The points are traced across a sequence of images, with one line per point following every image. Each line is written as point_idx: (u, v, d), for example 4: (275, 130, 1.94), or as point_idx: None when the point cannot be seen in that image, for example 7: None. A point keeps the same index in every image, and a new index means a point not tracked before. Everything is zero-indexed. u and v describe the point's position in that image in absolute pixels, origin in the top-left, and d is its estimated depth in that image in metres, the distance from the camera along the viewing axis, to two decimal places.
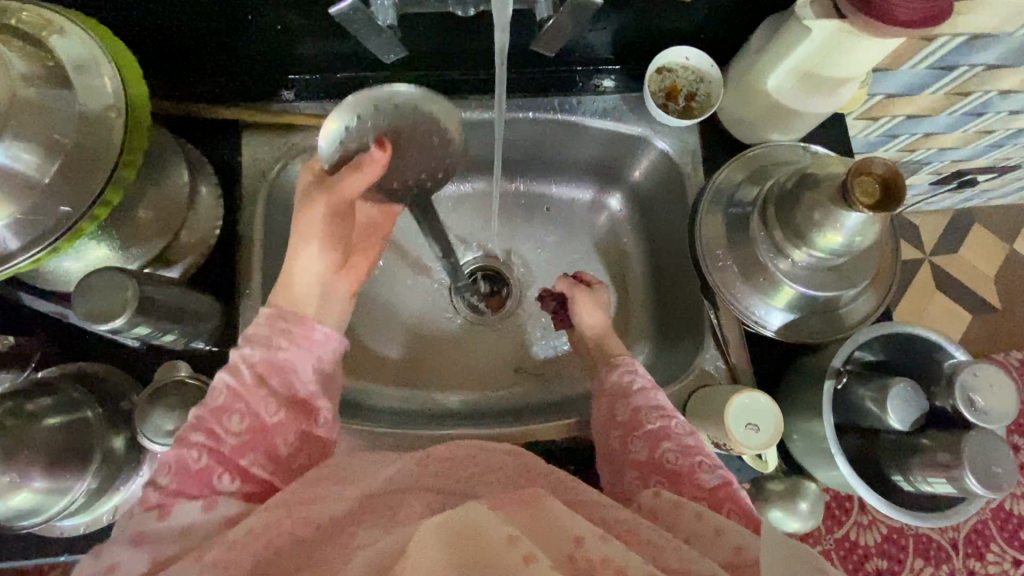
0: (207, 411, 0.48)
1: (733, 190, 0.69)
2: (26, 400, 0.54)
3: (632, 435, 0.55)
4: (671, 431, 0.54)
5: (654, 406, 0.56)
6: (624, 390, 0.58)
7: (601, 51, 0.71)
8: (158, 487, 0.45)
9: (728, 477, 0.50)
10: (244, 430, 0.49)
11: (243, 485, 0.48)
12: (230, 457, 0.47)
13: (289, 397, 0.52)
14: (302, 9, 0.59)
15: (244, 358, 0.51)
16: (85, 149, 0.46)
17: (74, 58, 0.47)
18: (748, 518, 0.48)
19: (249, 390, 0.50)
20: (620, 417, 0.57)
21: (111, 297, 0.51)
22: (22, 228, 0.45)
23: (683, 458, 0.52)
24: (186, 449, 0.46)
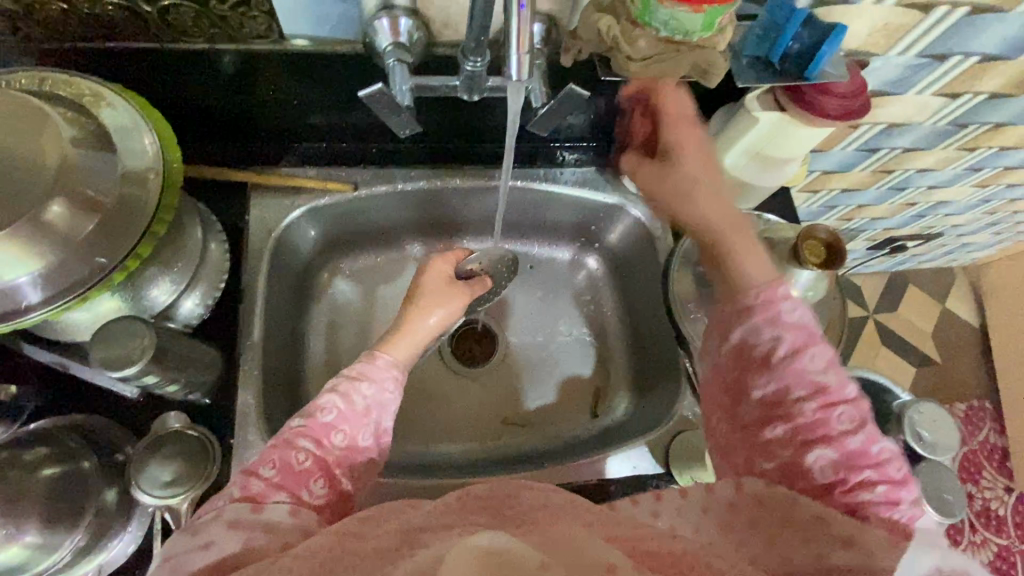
0: (316, 423, 0.52)
1: (699, 251, 0.77)
2: (23, 450, 0.54)
3: (779, 424, 0.49)
4: (833, 427, 0.47)
5: (810, 389, 0.49)
6: (766, 357, 0.51)
7: (580, 131, 0.80)
8: (261, 477, 0.48)
9: (891, 495, 0.46)
10: (344, 447, 0.52)
11: (328, 493, 0.50)
12: (329, 465, 0.50)
13: (379, 427, 0.55)
14: (318, 88, 0.66)
15: (361, 390, 0.55)
16: (123, 207, 0.52)
17: (119, 125, 0.54)
18: (899, 529, 0.45)
19: (354, 415, 0.54)
20: (762, 391, 0.51)
21: (126, 345, 0.53)
22: (46, 280, 0.49)
23: (841, 471, 0.47)
24: (293, 451, 0.50)
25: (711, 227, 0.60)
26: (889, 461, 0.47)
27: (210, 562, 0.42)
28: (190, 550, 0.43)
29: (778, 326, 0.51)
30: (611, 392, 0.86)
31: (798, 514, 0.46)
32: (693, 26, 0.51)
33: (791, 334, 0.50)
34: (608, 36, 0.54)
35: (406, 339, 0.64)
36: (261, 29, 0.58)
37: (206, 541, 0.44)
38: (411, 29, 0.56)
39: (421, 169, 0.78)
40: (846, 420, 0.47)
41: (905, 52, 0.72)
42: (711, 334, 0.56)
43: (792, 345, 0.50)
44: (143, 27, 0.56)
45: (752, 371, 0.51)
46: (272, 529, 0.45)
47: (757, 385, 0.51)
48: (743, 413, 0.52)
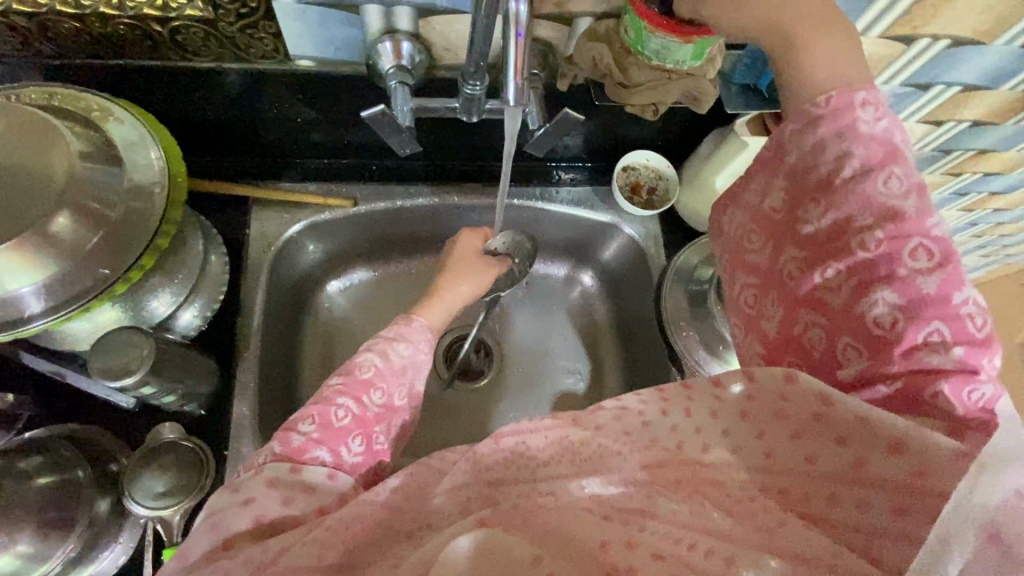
0: (354, 380, 0.56)
1: (691, 270, 0.79)
2: (16, 458, 0.54)
3: (829, 266, 0.47)
4: (903, 268, 0.44)
5: (880, 215, 0.45)
6: (825, 182, 0.48)
7: (575, 151, 0.83)
8: (301, 432, 0.52)
9: (970, 358, 0.41)
10: (381, 405, 0.56)
11: (365, 451, 0.54)
12: (367, 423, 0.55)
13: (411, 391, 0.60)
14: (321, 106, 0.68)
15: (395, 349, 0.60)
16: (129, 220, 0.53)
17: (126, 140, 0.56)
18: (969, 402, 0.41)
19: (390, 375, 0.58)
20: (815, 224, 0.48)
21: (125, 355, 0.54)
22: (49, 291, 0.50)
23: (907, 326, 0.43)
24: (332, 407, 0.54)
25: (784, 26, 0.49)
26: (971, 314, 0.42)
27: (252, 523, 0.46)
28: (233, 506, 0.47)
29: (879, 170, 0.46)
30: None
31: (833, 415, 0.41)
32: (682, 56, 0.53)
33: (866, 150, 0.47)
34: (601, 64, 0.56)
35: (434, 309, 0.69)
36: (268, 49, 0.60)
37: (247, 498, 0.47)
38: (413, 53, 0.58)
39: (421, 185, 0.80)
40: (923, 256, 0.44)
41: (888, 82, 0.75)
42: (769, 185, 0.52)
43: (867, 162, 0.46)
44: (153, 45, 0.58)
45: (807, 200, 0.49)
46: (311, 490, 0.49)
47: (810, 216, 0.48)
48: (788, 250, 0.50)
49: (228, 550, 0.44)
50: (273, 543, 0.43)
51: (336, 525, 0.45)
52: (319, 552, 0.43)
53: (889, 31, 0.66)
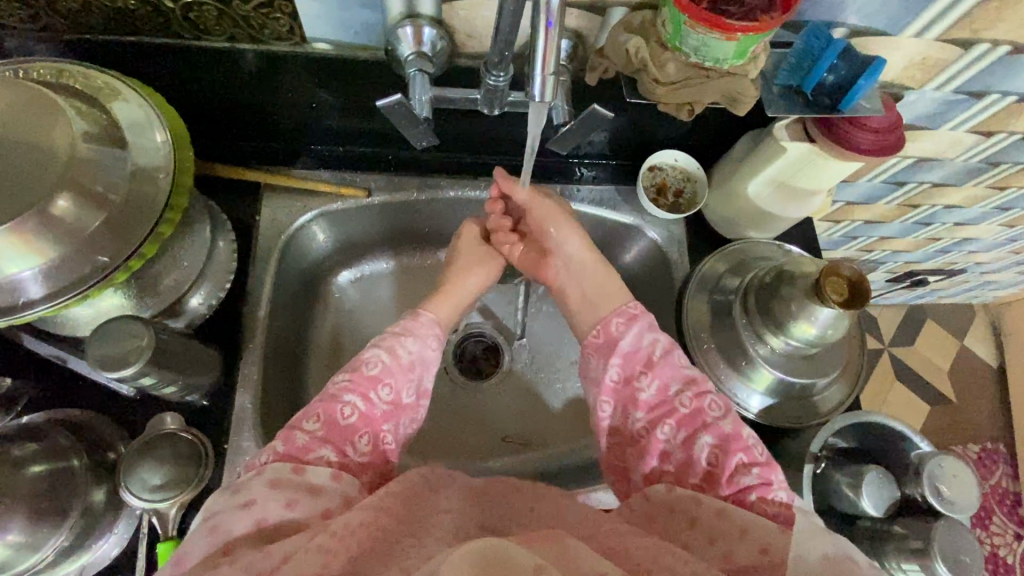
0: (362, 377, 0.55)
1: (716, 279, 0.75)
2: (11, 445, 0.53)
3: (664, 423, 0.55)
4: (704, 415, 0.54)
5: (683, 380, 0.57)
6: (648, 359, 0.59)
7: (600, 148, 0.79)
8: (306, 431, 0.50)
9: (765, 476, 0.51)
10: (390, 402, 0.55)
11: (371, 452, 0.53)
12: (374, 421, 0.54)
13: (419, 388, 0.59)
14: (337, 91, 0.65)
15: (403, 345, 0.58)
16: (131, 205, 0.51)
17: (131, 120, 0.53)
18: (777, 508, 0.49)
19: (398, 369, 0.57)
20: (647, 393, 0.57)
21: (124, 345, 0.53)
22: (49, 276, 0.48)
23: (722, 460, 0.52)
24: (338, 404, 0.53)
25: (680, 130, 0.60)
26: (757, 445, 0.53)
27: (252, 528, 0.44)
28: (231, 509, 0.45)
29: (634, 325, 0.62)
30: None
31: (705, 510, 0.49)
32: (724, 54, 0.49)
33: (665, 336, 0.61)
34: (636, 58, 0.52)
35: (445, 302, 0.68)
36: (283, 31, 0.57)
37: (246, 500, 0.45)
38: (434, 38, 0.55)
39: (438, 175, 0.77)
40: (716, 407, 0.55)
41: (941, 87, 0.70)
42: (595, 355, 0.62)
43: (671, 344, 0.59)
44: (164, 23, 0.56)
45: (638, 373, 0.58)
46: (316, 492, 0.47)
47: (642, 387, 0.57)
48: (632, 416, 0.58)
49: (228, 555, 0.43)
50: (277, 547, 0.42)
51: (339, 531, 0.44)
52: (324, 560, 0.42)
53: (948, 34, 0.61)
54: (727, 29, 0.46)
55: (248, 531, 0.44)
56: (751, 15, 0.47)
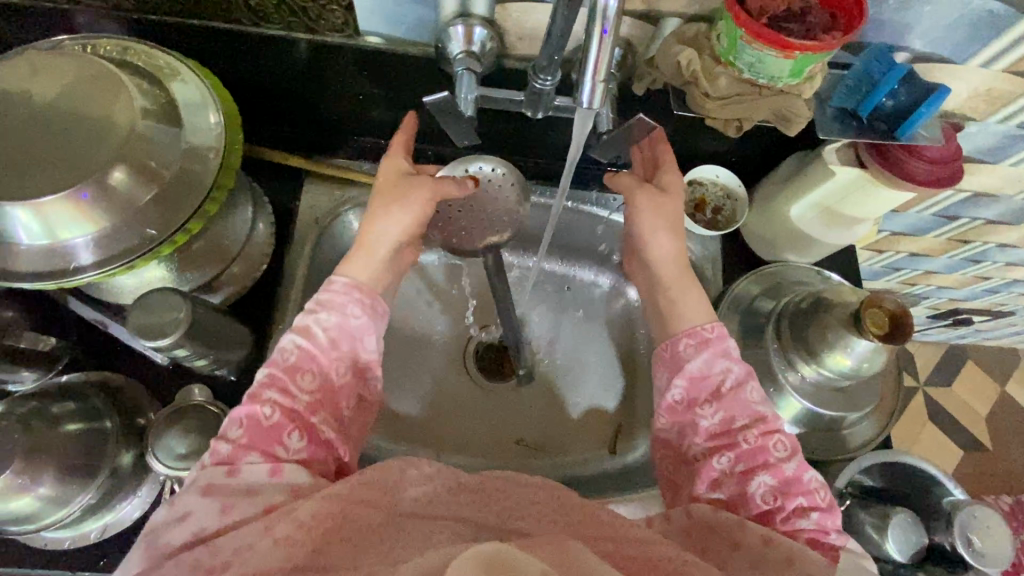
0: (280, 369, 0.53)
1: (750, 300, 0.73)
2: (51, 402, 0.56)
3: (721, 452, 0.52)
4: (770, 455, 0.51)
5: (751, 417, 0.53)
6: (716, 389, 0.55)
7: None
8: (230, 439, 0.49)
9: (824, 523, 0.49)
10: (314, 390, 0.54)
11: (307, 446, 0.51)
12: (299, 415, 0.52)
13: (353, 362, 0.57)
14: (383, 84, 0.66)
15: (318, 321, 0.56)
16: (181, 182, 0.53)
17: (189, 101, 0.55)
18: (831, 551, 0.48)
19: (319, 351, 0.55)
20: (708, 422, 0.54)
21: (163, 316, 0.54)
22: (98, 244, 0.50)
23: (780, 497, 0.50)
24: (258, 404, 0.51)
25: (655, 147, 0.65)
26: (820, 490, 0.50)
27: (190, 539, 0.45)
28: (169, 523, 0.45)
29: (704, 350, 0.57)
30: (634, 430, 0.83)
31: (748, 540, 0.47)
32: (780, 71, 0.48)
33: (739, 368, 0.56)
34: (687, 70, 0.50)
35: (368, 259, 0.61)
36: (338, 23, 0.58)
37: (184, 513, 0.46)
38: (484, 39, 0.56)
39: None
40: (782, 448, 0.52)
41: (1006, 120, 0.67)
42: (662, 368, 0.59)
43: (740, 375, 0.55)
44: (227, 8, 0.57)
45: (701, 401, 0.55)
46: (252, 493, 0.46)
47: (704, 415, 0.54)
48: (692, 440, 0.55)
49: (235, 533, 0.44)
50: (224, 547, 0.44)
51: (302, 521, 0.45)
52: (285, 553, 0.44)
53: (1019, 66, 0.58)
54: (785, 47, 0.44)
55: (185, 543, 0.45)
56: (811, 34, 0.46)
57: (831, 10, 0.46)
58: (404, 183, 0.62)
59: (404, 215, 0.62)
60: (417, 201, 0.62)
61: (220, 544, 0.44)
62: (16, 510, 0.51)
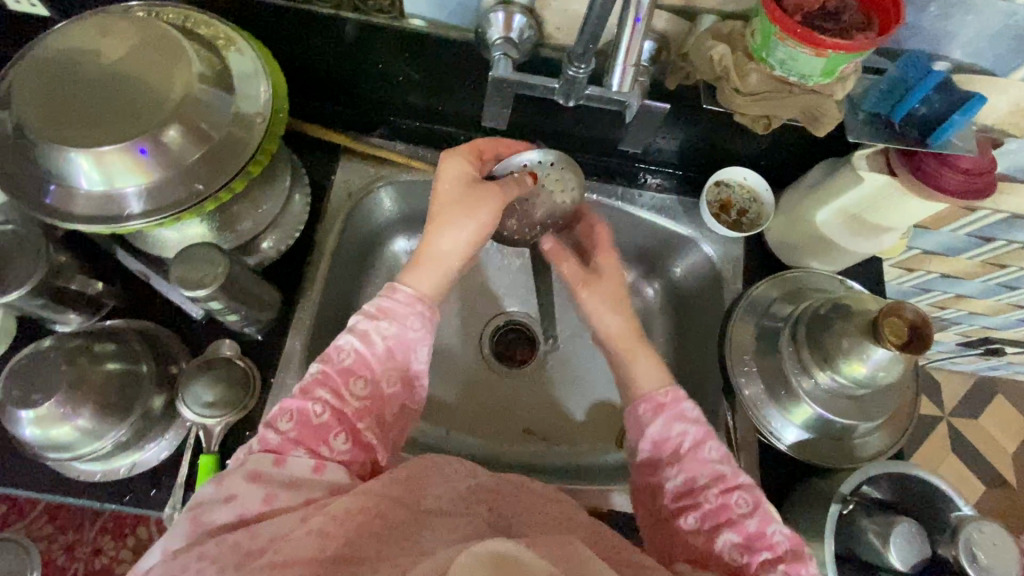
0: (334, 369, 0.54)
1: (767, 304, 0.74)
2: (94, 342, 0.59)
3: (687, 512, 0.54)
4: (732, 511, 0.52)
5: (709, 476, 0.54)
6: (675, 451, 0.56)
7: (668, 156, 0.79)
8: (279, 430, 0.51)
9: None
10: (366, 395, 0.55)
11: (351, 448, 0.53)
12: (347, 418, 0.53)
13: (403, 370, 0.57)
14: (423, 66, 0.69)
15: (377, 328, 0.57)
16: (228, 144, 0.56)
17: (242, 70, 0.59)
18: None
19: (375, 359, 0.56)
20: (672, 483, 0.55)
21: (203, 269, 0.58)
22: (147, 196, 0.54)
23: (747, 553, 0.51)
24: (310, 401, 0.52)
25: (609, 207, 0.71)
26: (785, 543, 0.51)
27: (233, 519, 0.46)
28: (214, 501, 0.47)
29: (661, 415, 0.58)
30: None
31: None
32: (811, 70, 0.48)
33: (695, 428, 0.57)
34: (718, 65, 0.51)
35: (429, 269, 0.61)
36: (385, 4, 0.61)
37: (229, 494, 0.47)
38: (523, 26, 0.58)
39: None
40: (745, 504, 0.53)
41: None
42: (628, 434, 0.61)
43: (695, 437, 0.56)
44: None
45: (664, 464, 0.56)
46: (293, 484, 0.48)
47: (667, 477, 0.55)
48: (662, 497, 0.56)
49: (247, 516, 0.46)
50: (264, 530, 0.44)
51: (339, 516, 0.45)
52: (319, 543, 0.43)
53: None
54: (818, 46, 0.45)
55: (227, 524, 0.46)
56: (844, 33, 0.46)
57: (868, 11, 0.47)
58: (469, 192, 0.61)
59: (466, 231, 0.61)
60: (483, 211, 0.61)
61: (260, 529, 0.44)
62: (57, 438, 0.56)
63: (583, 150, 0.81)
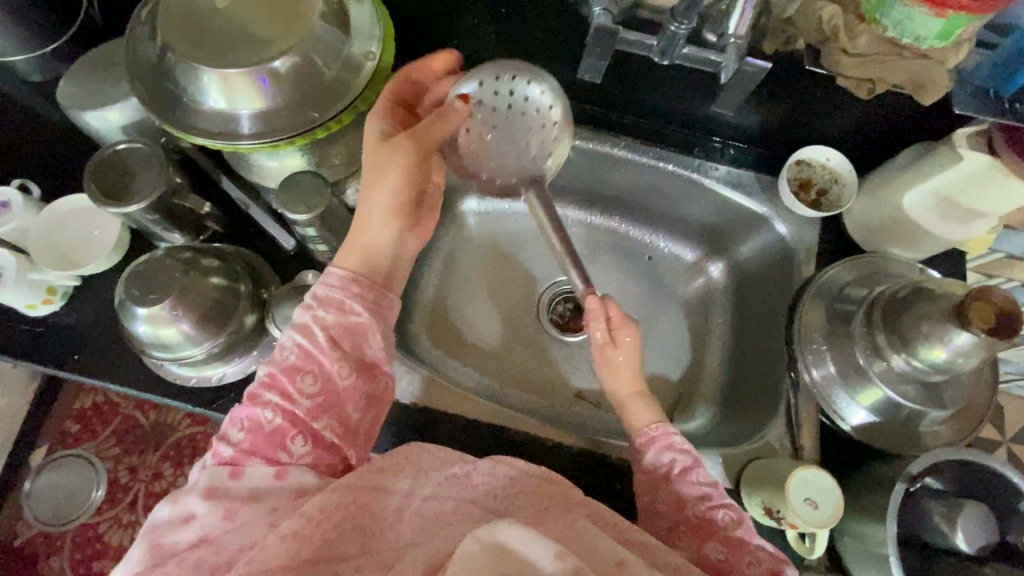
0: (280, 372, 0.58)
1: (839, 287, 0.73)
2: (201, 256, 0.64)
3: (677, 527, 0.59)
4: (715, 524, 0.58)
5: (696, 496, 0.59)
6: (665, 475, 0.61)
7: (749, 132, 0.79)
8: (231, 442, 0.56)
9: (776, 568, 0.56)
10: (315, 395, 0.58)
11: (311, 449, 0.57)
12: (300, 421, 0.57)
13: (355, 360, 0.60)
14: (518, 24, 0.71)
15: (317, 320, 0.59)
16: (340, 79, 0.60)
17: (358, 12, 0.62)
18: None
19: (317, 353, 0.58)
20: (664, 505, 0.60)
21: (305, 193, 0.61)
22: (261, 119, 0.58)
23: (730, 557, 0.56)
24: (259, 408, 0.56)
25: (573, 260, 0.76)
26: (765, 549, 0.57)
27: (195, 538, 0.52)
28: (174, 524, 0.53)
29: (653, 444, 0.63)
30: (694, 401, 0.85)
31: None
32: (926, 31, 0.48)
33: (684, 456, 0.62)
34: (827, 25, 0.53)
35: (356, 248, 0.64)
36: None
37: (187, 515, 0.53)
38: None
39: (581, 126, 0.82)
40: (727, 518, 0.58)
41: None
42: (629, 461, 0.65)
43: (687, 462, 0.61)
44: None
45: (657, 486, 0.61)
46: (256, 495, 0.54)
47: (661, 498, 0.60)
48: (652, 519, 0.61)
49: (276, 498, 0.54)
50: (227, 545, 0.52)
51: (306, 516, 0.53)
52: (291, 545, 0.52)
53: None
54: (938, 4, 0.45)
55: (189, 542, 0.53)
56: None
57: None
58: (378, 152, 0.62)
59: (386, 198, 0.64)
60: (394, 170, 0.63)
61: (223, 543, 0.52)
62: (166, 337, 0.61)
63: (662, 121, 0.81)
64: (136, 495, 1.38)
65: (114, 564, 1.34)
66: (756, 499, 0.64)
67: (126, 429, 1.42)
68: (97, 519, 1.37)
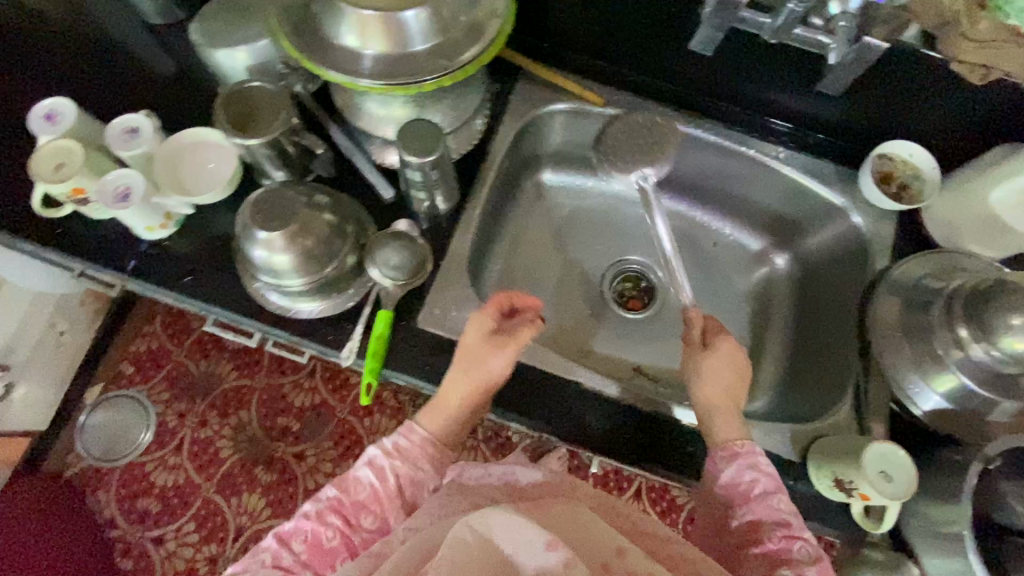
0: (347, 499, 0.61)
1: (914, 280, 0.73)
2: (313, 193, 0.68)
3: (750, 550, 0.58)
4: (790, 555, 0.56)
5: (772, 519, 0.59)
6: (744, 493, 0.61)
7: (831, 122, 0.81)
8: (291, 551, 0.59)
9: None
10: (372, 529, 0.61)
11: None
12: (353, 545, 0.60)
13: (411, 506, 0.63)
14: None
15: (391, 467, 0.63)
16: (467, 34, 0.64)
17: None
18: None
19: (385, 498, 0.62)
20: (738, 521, 0.60)
21: (421, 137, 0.64)
22: (388, 64, 0.62)
23: None
24: (322, 527, 0.60)
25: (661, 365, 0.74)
26: None
27: None
28: None
29: (734, 461, 0.63)
30: (752, 384, 0.86)
31: None
32: None
33: (767, 479, 0.62)
34: (950, 10, 0.59)
35: (442, 413, 0.66)
36: None
37: None
38: None
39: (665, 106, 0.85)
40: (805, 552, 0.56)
41: None
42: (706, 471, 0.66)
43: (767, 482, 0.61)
44: None
45: (733, 506, 0.61)
46: None
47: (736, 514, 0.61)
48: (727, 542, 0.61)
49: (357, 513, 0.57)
50: None
51: None
52: None
53: None
54: None
55: None
56: None
57: None
58: (480, 349, 0.66)
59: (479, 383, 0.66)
60: (495, 365, 0.65)
61: None
62: (275, 263, 0.65)
63: (745, 107, 0.84)
64: (182, 439, 1.43)
65: (157, 504, 1.39)
66: (825, 473, 0.66)
67: (176, 375, 1.47)
68: (143, 459, 1.42)
